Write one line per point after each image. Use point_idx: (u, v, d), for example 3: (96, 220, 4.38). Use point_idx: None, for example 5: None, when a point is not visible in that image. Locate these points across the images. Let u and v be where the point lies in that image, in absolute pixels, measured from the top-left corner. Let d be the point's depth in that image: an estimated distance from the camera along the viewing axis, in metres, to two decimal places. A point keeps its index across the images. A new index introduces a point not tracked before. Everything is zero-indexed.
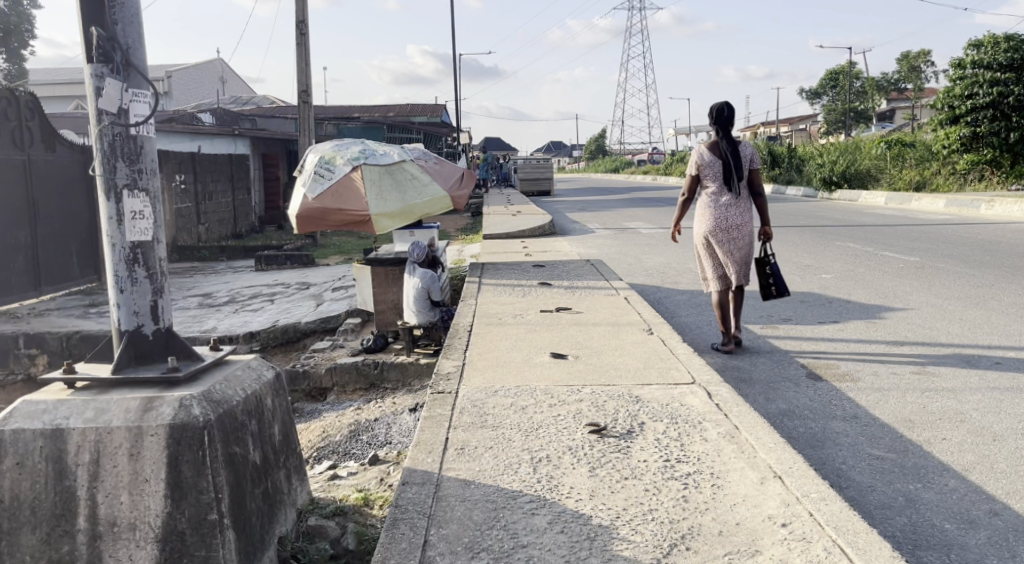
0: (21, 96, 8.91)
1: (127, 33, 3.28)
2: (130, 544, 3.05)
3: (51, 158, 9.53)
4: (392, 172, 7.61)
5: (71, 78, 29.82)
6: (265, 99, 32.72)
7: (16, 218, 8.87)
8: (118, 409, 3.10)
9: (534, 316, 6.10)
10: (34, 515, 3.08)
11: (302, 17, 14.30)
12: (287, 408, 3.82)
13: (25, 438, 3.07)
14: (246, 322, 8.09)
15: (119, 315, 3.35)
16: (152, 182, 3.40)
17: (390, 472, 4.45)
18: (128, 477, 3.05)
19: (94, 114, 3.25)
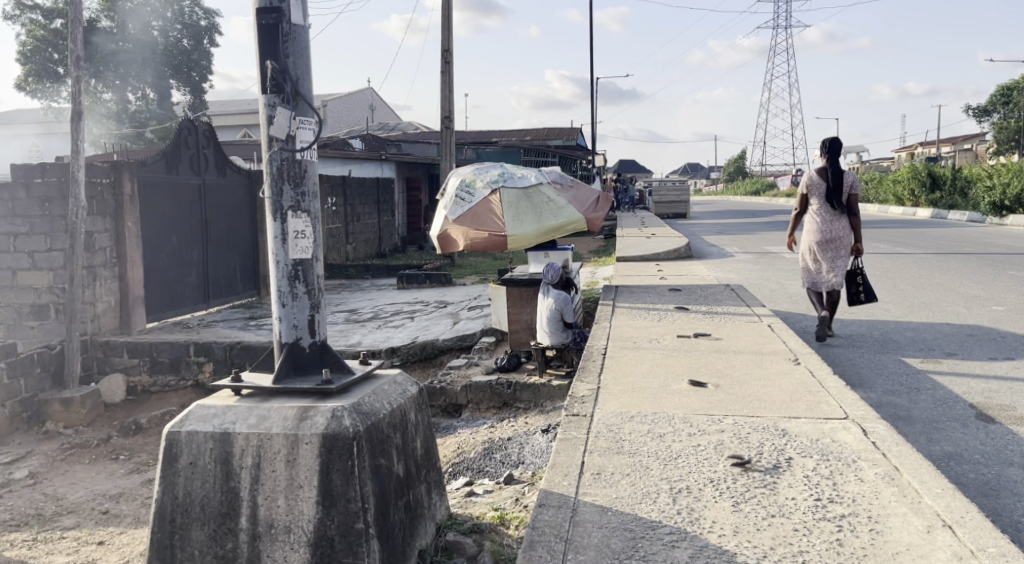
0: (199, 125, 9.65)
1: (297, 66, 3.50)
2: (286, 546, 3.22)
3: (223, 181, 10.27)
4: (529, 194, 7.75)
5: (235, 107, 31.93)
6: (410, 125, 33.94)
7: (190, 237, 9.61)
8: (278, 416, 3.28)
9: (671, 341, 6.01)
10: (203, 512, 3.30)
11: (447, 46, 14.78)
12: (428, 423, 3.92)
13: (198, 440, 3.30)
14: (387, 338, 8.38)
15: (280, 328, 3.57)
16: (314, 204, 3.60)
17: (525, 493, 4.48)
18: (285, 481, 3.23)
19: (266, 141, 3.49)
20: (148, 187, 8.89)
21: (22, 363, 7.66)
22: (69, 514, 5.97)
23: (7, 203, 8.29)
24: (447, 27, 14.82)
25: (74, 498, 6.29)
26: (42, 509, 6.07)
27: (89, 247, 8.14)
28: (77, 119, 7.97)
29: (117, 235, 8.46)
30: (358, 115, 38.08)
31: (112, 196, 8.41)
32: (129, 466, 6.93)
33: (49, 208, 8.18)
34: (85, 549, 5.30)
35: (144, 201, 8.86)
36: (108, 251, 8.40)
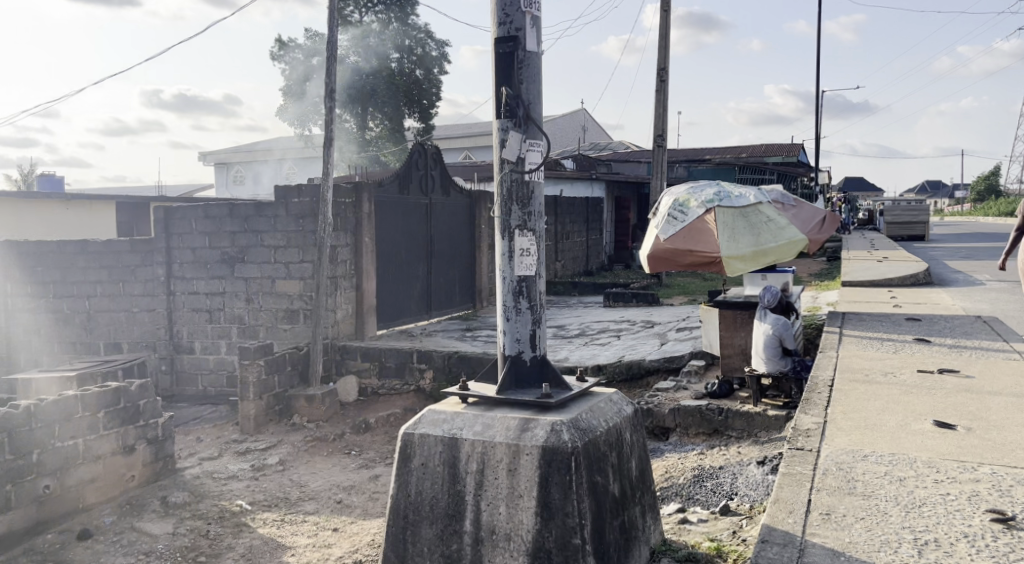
0: (428, 149, 10.18)
1: (530, 91, 3.57)
2: (507, 553, 3.29)
3: (447, 201, 10.79)
4: (747, 214, 7.37)
5: (456, 130, 33.44)
6: (622, 145, 33.85)
7: (417, 253, 10.16)
8: (501, 425, 3.39)
9: (911, 376, 5.49)
10: (432, 512, 3.45)
11: (663, 65, 14.62)
12: (643, 444, 3.82)
13: (429, 442, 3.47)
14: (595, 355, 8.36)
15: (504, 341, 3.65)
16: (540, 224, 3.65)
17: (744, 526, 4.24)
18: (506, 490, 3.31)
19: (498, 162, 3.59)
20: (383, 206, 9.51)
21: (275, 361, 8.45)
22: (310, 501, 6.48)
23: (270, 219, 9.21)
24: (664, 45, 14.67)
25: (315, 486, 6.81)
26: (288, 494, 6.62)
27: (332, 260, 8.88)
28: (327, 145, 8.71)
29: (356, 249, 9.15)
30: (571, 135, 38.60)
31: (353, 214, 9.11)
32: (360, 461, 7.41)
33: (302, 224, 9.01)
34: (323, 534, 5.80)
35: (380, 219, 9.49)
36: (348, 264, 9.10)
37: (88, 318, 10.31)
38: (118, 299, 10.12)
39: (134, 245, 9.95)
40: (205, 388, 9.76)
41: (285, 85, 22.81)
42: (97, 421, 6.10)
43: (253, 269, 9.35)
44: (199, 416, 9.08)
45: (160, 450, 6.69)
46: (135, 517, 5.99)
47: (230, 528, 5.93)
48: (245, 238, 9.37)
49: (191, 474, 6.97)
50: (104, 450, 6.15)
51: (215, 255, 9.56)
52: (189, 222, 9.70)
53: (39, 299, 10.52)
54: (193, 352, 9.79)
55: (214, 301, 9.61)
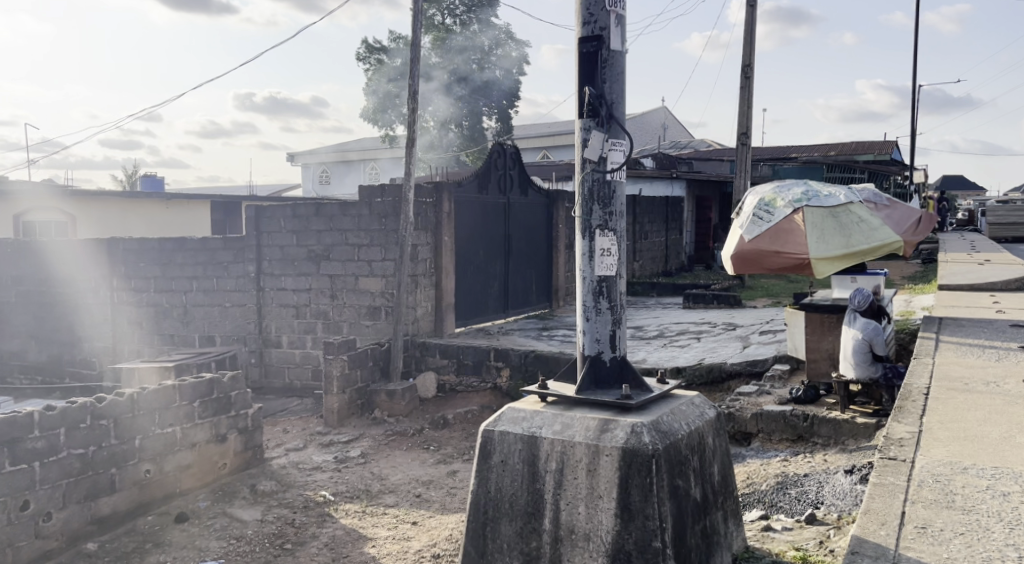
0: (507, 149, 10.22)
1: (613, 90, 3.53)
2: (586, 553, 3.28)
3: (526, 200, 10.82)
4: (836, 214, 7.14)
5: (536, 130, 33.49)
6: (704, 143, 33.27)
7: (495, 252, 10.22)
8: (581, 426, 3.37)
9: (1013, 386, 5.22)
10: (512, 509, 3.46)
11: (748, 61, 14.30)
12: (726, 449, 3.75)
13: (509, 440, 3.48)
14: (675, 356, 8.24)
15: (584, 341, 3.62)
16: (621, 223, 3.61)
17: (831, 536, 4.11)
18: (586, 490, 3.30)
19: (580, 162, 3.57)
20: (463, 206, 9.60)
21: (358, 356, 8.62)
22: (390, 494, 6.58)
23: (354, 219, 9.40)
24: (750, 41, 14.35)
25: (395, 479, 6.92)
26: (369, 486, 6.75)
27: (413, 258, 9.00)
28: (410, 145, 8.83)
29: (436, 248, 9.26)
30: (652, 133, 38.17)
31: (434, 214, 9.22)
32: (438, 456, 7.49)
33: (385, 223, 9.17)
34: (402, 527, 5.89)
35: (459, 218, 9.58)
36: (428, 262, 9.22)
37: (184, 311, 10.73)
38: (212, 294, 10.50)
39: (227, 242, 10.31)
40: (291, 381, 10.04)
41: (368, 86, 23.23)
42: (192, 410, 6.32)
43: (338, 266, 9.55)
44: (285, 408, 9.35)
45: (250, 439, 6.91)
46: (226, 503, 6.20)
47: (315, 517, 6.08)
48: (331, 237, 9.59)
49: (277, 464, 7.18)
50: (198, 438, 6.37)
51: (302, 252, 9.81)
52: (279, 221, 9.98)
53: (140, 293, 11.01)
54: (280, 346, 10.07)
55: (301, 297, 9.86)
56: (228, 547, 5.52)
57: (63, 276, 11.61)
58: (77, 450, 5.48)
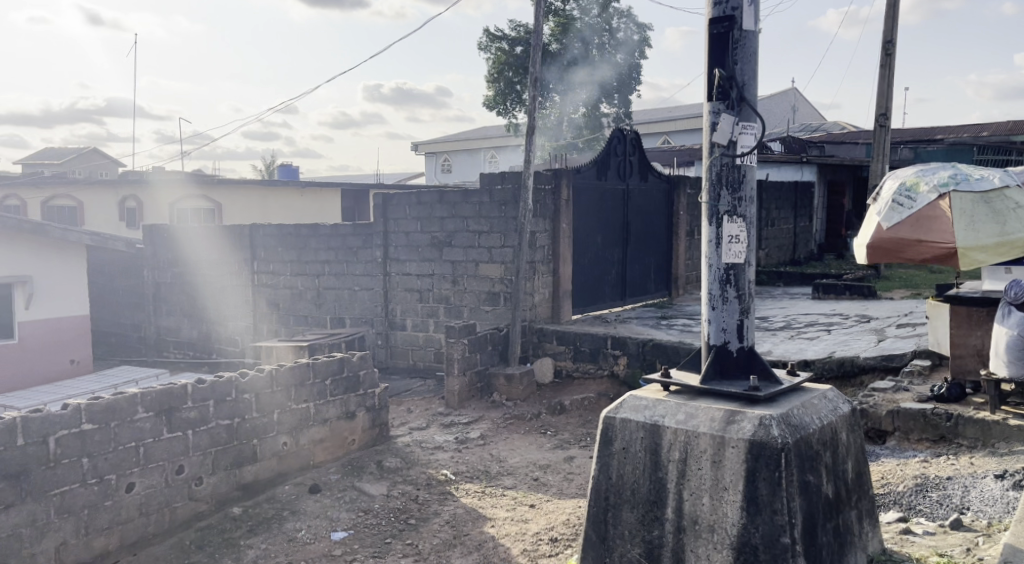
0: (627, 134, 10.13)
1: (745, 71, 3.45)
2: (710, 545, 3.26)
3: (646, 186, 10.71)
4: (989, 200, 6.66)
5: (658, 114, 32.94)
6: (837, 126, 31.81)
7: (614, 239, 10.18)
8: (705, 416, 3.34)
9: None
10: (633, 496, 3.47)
11: (889, 37, 13.58)
12: (862, 445, 3.62)
13: (631, 427, 3.48)
14: (803, 349, 7.98)
15: (709, 330, 3.57)
16: (751, 209, 3.53)
17: (979, 545, 3.91)
18: (710, 481, 3.27)
19: (708, 146, 3.52)
20: (582, 192, 9.59)
21: (479, 340, 8.79)
22: (509, 476, 6.70)
23: (475, 206, 9.56)
24: (891, 17, 13.60)
25: (513, 462, 7.04)
26: (489, 467, 6.89)
27: (532, 245, 9.07)
28: (530, 133, 8.89)
29: (555, 235, 9.30)
30: (781, 116, 36.84)
31: (553, 201, 9.26)
32: (556, 441, 7.56)
33: (504, 210, 9.28)
34: (520, 509, 6.00)
35: (579, 204, 9.58)
36: (546, 249, 9.28)
37: (317, 294, 11.22)
38: (343, 278, 10.93)
39: (357, 228, 10.70)
40: (415, 362, 10.35)
41: (488, 73, 23.35)
42: (325, 388, 6.62)
43: (460, 253, 9.75)
44: (409, 389, 9.66)
45: (377, 417, 7.18)
46: (356, 477, 6.48)
47: (437, 495, 6.27)
48: (453, 224, 9.78)
49: (402, 442, 7.43)
50: (330, 414, 6.68)
51: (426, 239, 10.07)
52: (404, 208, 10.25)
53: (278, 276, 11.59)
54: (405, 329, 10.39)
55: (425, 282, 10.12)
56: (356, 519, 5.80)
57: (211, 259, 12.34)
58: (224, 421, 5.84)
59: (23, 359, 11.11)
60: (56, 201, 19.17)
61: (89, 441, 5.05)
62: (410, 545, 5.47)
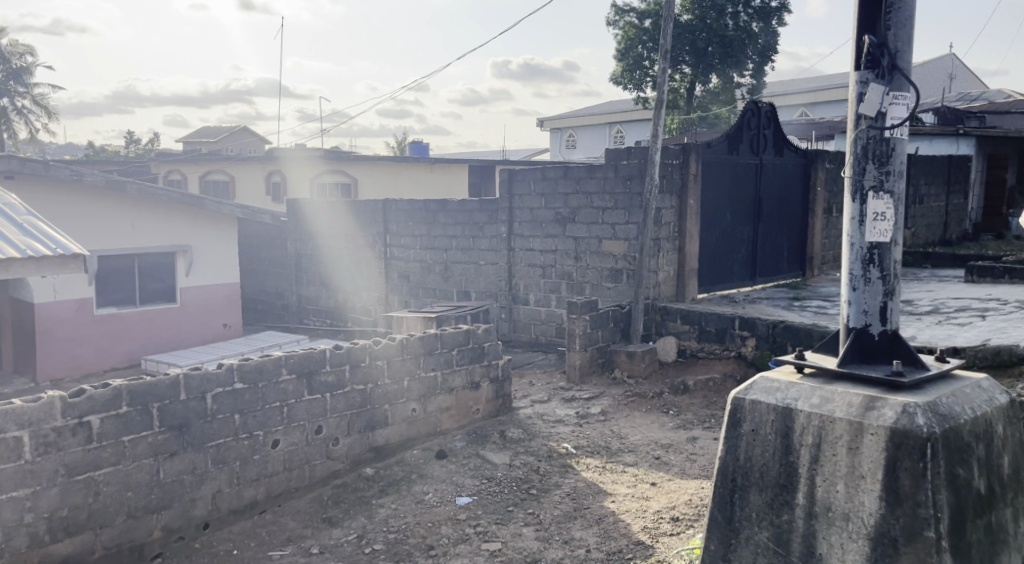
0: (761, 107, 9.81)
1: (899, 37, 3.27)
2: (845, 533, 3.17)
3: (780, 161, 10.33)
4: None
5: (798, 85, 31.56)
6: (999, 94, 29.48)
7: (745, 217, 9.90)
8: (842, 401, 3.23)
9: None
10: (762, 479, 3.40)
11: None
12: (1020, 439, 3.41)
13: (761, 410, 3.41)
14: (951, 335, 7.54)
15: (849, 312, 3.45)
16: (899, 185, 3.36)
17: None
18: (846, 468, 3.16)
19: (854, 118, 3.37)
20: (712, 167, 9.37)
21: (600, 316, 8.78)
22: (630, 453, 6.70)
23: (600, 181, 9.50)
24: None
25: (635, 439, 7.02)
26: (610, 443, 6.90)
27: (657, 222, 8.96)
28: (658, 107, 8.73)
29: (681, 211, 9.14)
30: (935, 84, 34.53)
31: (680, 175, 9.08)
32: (679, 421, 7.48)
33: (630, 186, 9.18)
34: (641, 486, 5.99)
35: (708, 180, 9.36)
36: (672, 226, 9.13)
37: (444, 267, 11.49)
38: (469, 252, 11.13)
39: (483, 203, 10.85)
40: (538, 336, 10.46)
41: (616, 48, 23.13)
42: (451, 357, 6.78)
43: (583, 228, 9.74)
44: (532, 362, 9.79)
45: (501, 388, 7.31)
46: (480, 445, 6.65)
47: (558, 467, 6.35)
48: (577, 199, 9.77)
49: (525, 414, 7.55)
50: (456, 384, 6.85)
51: (550, 214, 10.10)
52: (529, 183, 10.31)
53: (409, 249, 11.93)
54: (528, 304, 10.50)
55: (548, 257, 10.18)
56: (480, 486, 5.97)
57: (347, 232, 12.83)
58: (359, 386, 6.09)
59: (182, 322, 12.01)
60: (213, 176, 20.51)
61: (240, 400, 5.39)
62: (531, 515, 5.58)
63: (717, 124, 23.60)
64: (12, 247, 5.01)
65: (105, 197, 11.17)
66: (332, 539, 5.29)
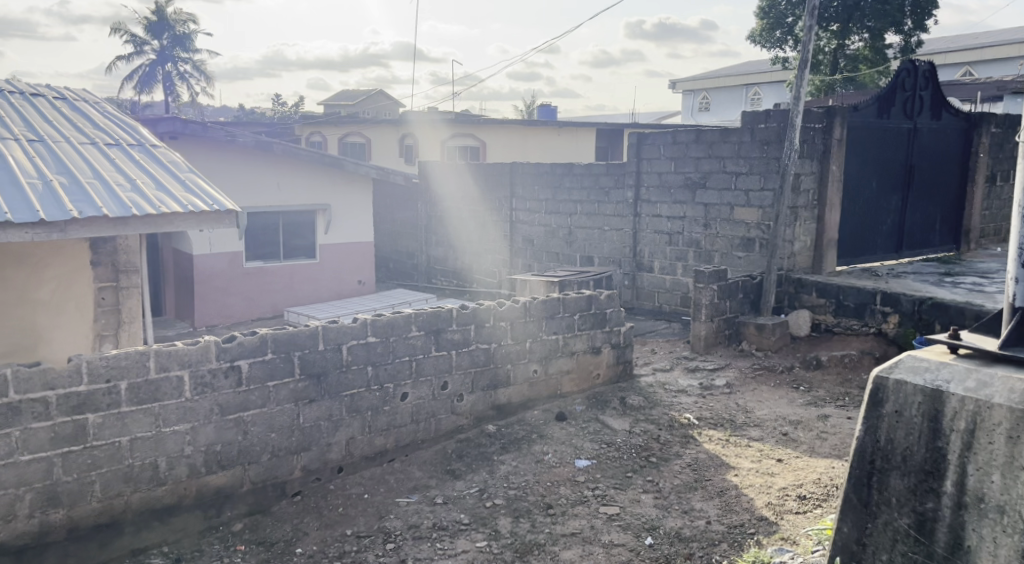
0: (919, 66, 9.19)
1: None
2: (998, 526, 2.99)
3: (936, 126, 9.66)
4: None
5: (958, 43, 29.24)
6: None
7: (893, 186, 9.35)
8: (1003, 386, 2.99)
9: None
10: (905, 463, 3.21)
11: None
12: None
13: (907, 390, 3.19)
14: None
15: (1016, 290, 3.23)
16: None
17: None
18: (1003, 458, 2.96)
19: None
20: (859, 132, 8.86)
21: (728, 287, 8.52)
22: (756, 427, 6.51)
23: (735, 145, 9.17)
24: None
25: (761, 414, 6.81)
26: (734, 416, 6.73)
27: (795, 189, 8.56)
28: (803, 67, 8.29)
29: (822, 178, 8.70)
30: None
31: (823, 141, 8.64)
32: (809, 398, 7.20)
33: (767, 151, 8.82)
34: (766, 462, 5.81)
35: (854, 145, 8.86)
36: (811, 194, 8.72)
37: (569, 232, 11.44)
38: (594, 217, 11.02)
39: (610, 167, 10.69)
40: (661, 305, 10.29)
41: (759, 6, 22.15)
42: (574, 322, 6.72)
43: (715, 195, 9.44)
44: (655, 330, 9.66)
45: (623, 354, 7.21)
46: (600, 410, 6.64)
47: (679, 437, 6.25)
48: (709, 165, 9.47)
49: (646, 382, 7.45)
50: (578, 348, 6.81)
51: (680, 180, 9.83)
52: (659, 147, 10.06)
53: (535, 213, 11.93)
54: (653, 272, 10.32)
55: (676, 224, 9.95)
56: (600, 450, 5.95)
57: (474, 194, 12.95)
58: (483, 345, 6.15)
59: (321, 278, 12.53)
60: (350, 138, 21.15)
61: (373, 352, 5.56)
62: (651, 482, 5.52)
63: (865, 88, 21.83)
64: (175, 201, 5.31)
65: (255, 156, 11.70)
66: (456, 491, 5.42)
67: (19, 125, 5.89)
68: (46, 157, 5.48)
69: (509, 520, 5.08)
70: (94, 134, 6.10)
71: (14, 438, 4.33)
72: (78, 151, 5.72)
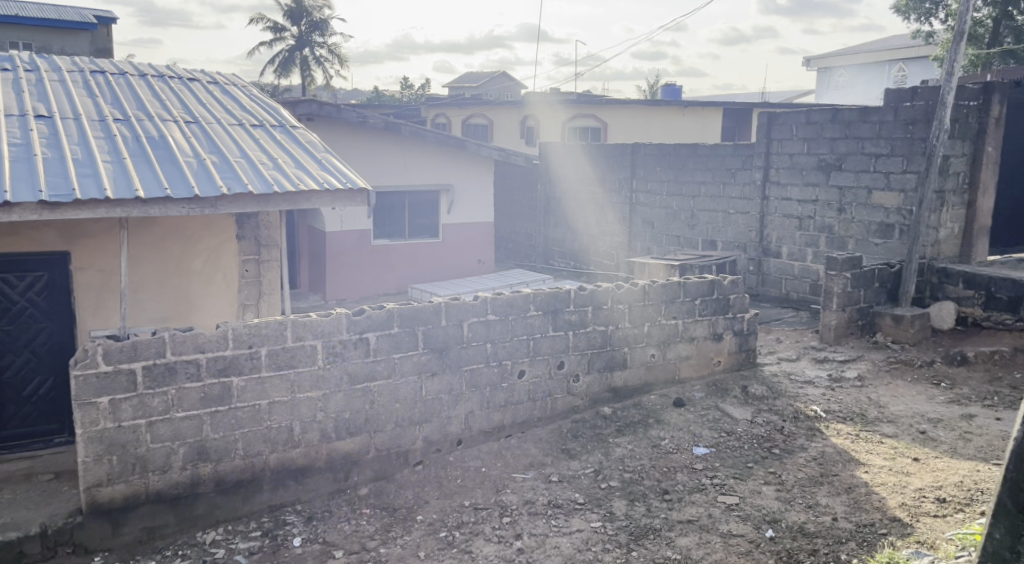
0: None
1: None
2: None
3: None
4: None
5: None
6: None
7: None
8: None
9: None
10: None
11: None
12: None
13: None
14: None
15: None
16: None
17: None
18: None
19: None
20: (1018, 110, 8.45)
21: (864, 275, 8.06)
22: (889, 423, 6.15)
23: (875, 125, 8.66)
24: None
25: (896, 409, 6.43)
26: (866, 411, 6.39)
27: (943, 172, 8.01)
28: (957, 39, 7.73)
29: (974, 160, 8.13)
30: None
31: (977, 120, 8.03)
32: (952, 395, 6.75)
33: (913, 131, 8.29)
34: (901, 460, 5.49)
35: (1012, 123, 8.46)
36: (961, 177, 8.15)
37: (691, 215, 11.14)
38: (718, 201, 10.68)
39: (738, 148, 10.31)
40: (789, 292, 9.89)
41: None
42: (696, 307, 6.51)
43: (852, 178, 8.96)
44: (781, 318, 9.29)
45: (745, 342, 6.93)
46: (720, 398, 6.45)
47: (805, 429, 5.99)
48: (847, 146, 8.99)
49: (770, 371, 7.17)
50: (698, 334, 6.60)
51: (813, 162, 9.39)
52: (791, 128, 9.62)
53: (656, 195, 11.67)
54: (780, 257, 9.92)
55: (807, 208, 9.52)
56: (719, 439, 5.78)
57: (595, 175, 12.79)
58: (601, 327, 6.06)
59: (442, 256, 12.73)
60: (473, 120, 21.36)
61: (492, 330, 5.57)
62: (774, 474, 5.31)
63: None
64: (313, 179, 5.48)
65: (385, 137, 11.95)
66: (571, 470, 5.38)
67: (176, 107, 6.20)
68: (199, 137, 5.75)
69: (624, 502, 5.00)
70: (240, 115, 6.35)
71: (170, 396, 4.59)
72: (227, 132, 5.97)
